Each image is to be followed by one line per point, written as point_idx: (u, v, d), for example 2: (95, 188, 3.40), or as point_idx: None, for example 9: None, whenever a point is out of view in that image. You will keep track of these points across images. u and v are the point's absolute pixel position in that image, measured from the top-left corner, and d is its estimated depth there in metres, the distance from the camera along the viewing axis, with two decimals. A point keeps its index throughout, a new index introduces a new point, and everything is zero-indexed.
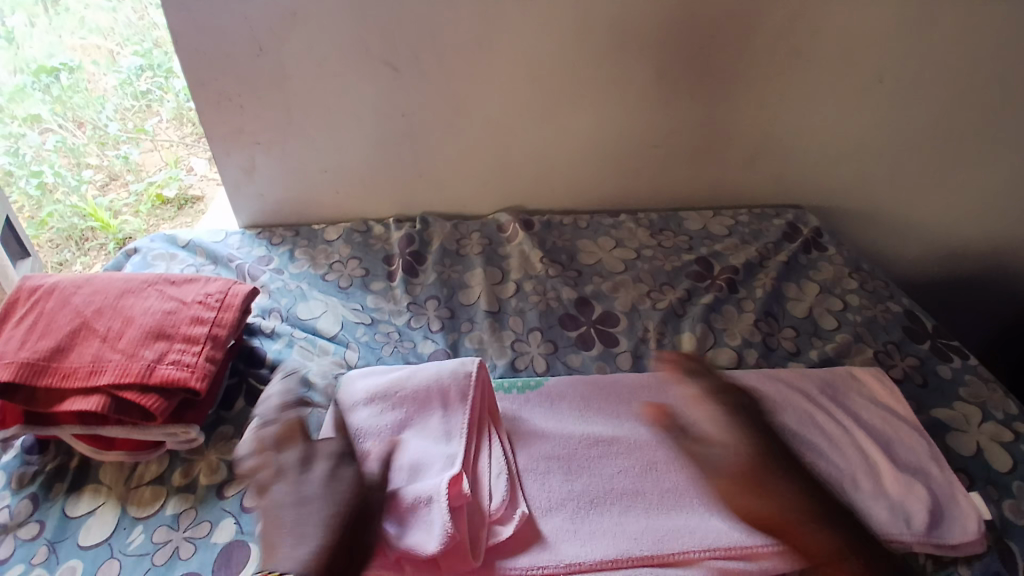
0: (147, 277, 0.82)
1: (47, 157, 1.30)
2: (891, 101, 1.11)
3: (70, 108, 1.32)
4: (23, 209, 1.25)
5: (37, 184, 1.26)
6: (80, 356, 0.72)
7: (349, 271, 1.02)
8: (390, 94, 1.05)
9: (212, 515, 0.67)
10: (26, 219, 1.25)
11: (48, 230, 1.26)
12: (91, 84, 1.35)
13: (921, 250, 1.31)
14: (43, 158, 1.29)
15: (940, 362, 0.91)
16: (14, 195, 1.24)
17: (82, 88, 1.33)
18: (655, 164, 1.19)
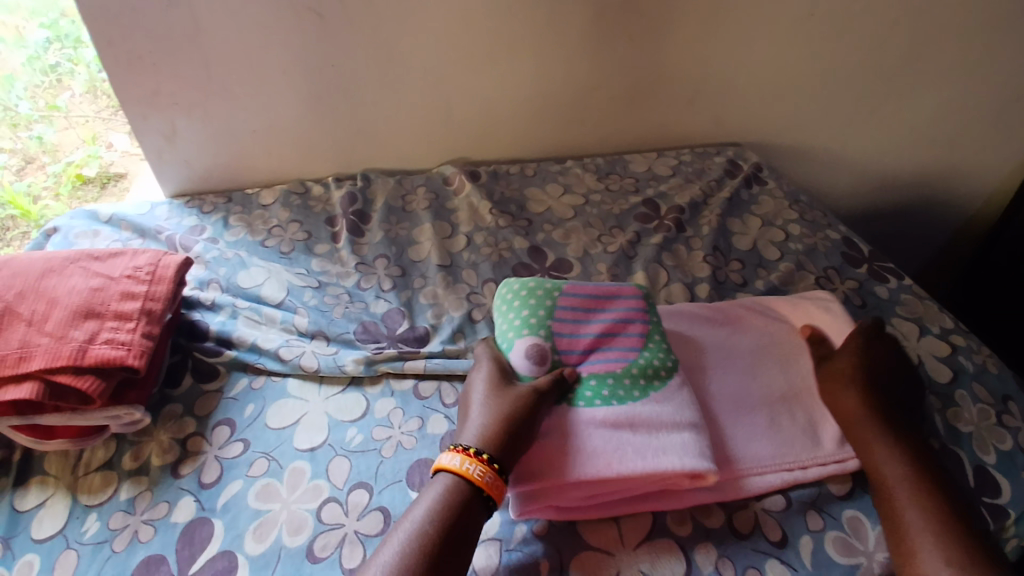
0: (68, 254, 0.75)
1: None
2: (824, 34, 1.12)
3: None
4: None
5: None
6: (4, 343, 0.66)
7: (290, 236, 0.97)
8: (316, 45, 0.99)
9: (170, 495, 0.64)
10: None
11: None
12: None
13: (854, 181, 1.36)
14: None
15: (877, 284, 0.95)
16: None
17: None
18: (598, 108, 1.17)
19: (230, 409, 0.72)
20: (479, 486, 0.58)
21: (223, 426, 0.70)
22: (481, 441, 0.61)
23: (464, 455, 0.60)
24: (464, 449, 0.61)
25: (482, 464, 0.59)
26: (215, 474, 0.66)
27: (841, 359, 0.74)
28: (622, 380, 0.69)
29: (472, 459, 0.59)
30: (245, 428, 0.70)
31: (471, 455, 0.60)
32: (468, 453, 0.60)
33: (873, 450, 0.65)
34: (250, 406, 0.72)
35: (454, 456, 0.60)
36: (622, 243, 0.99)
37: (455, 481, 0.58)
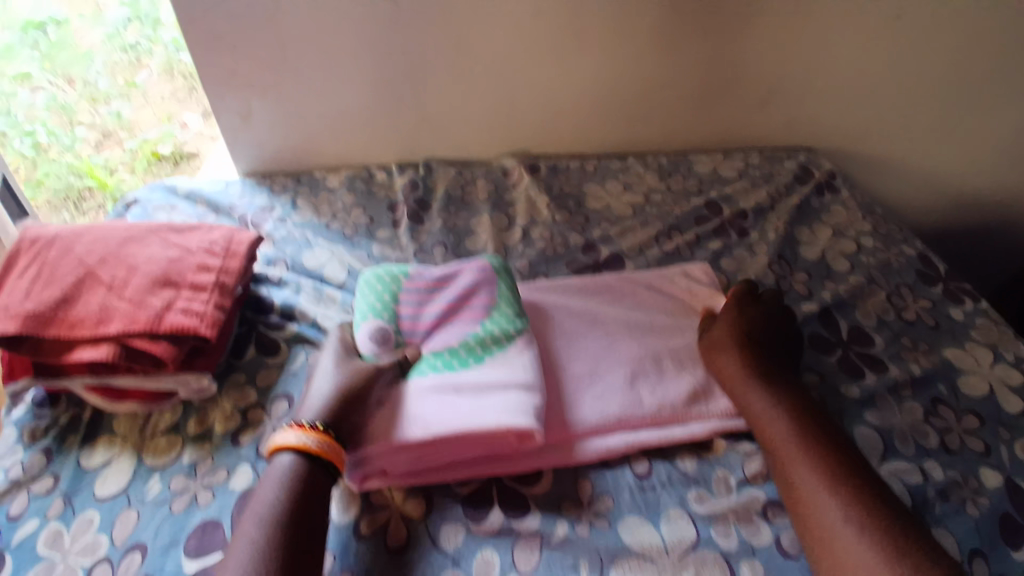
0: (149, 225, 0.80)
1: (38, 116, 1.28)
2: (913, 36, 1.06)
3: (58, 64, 1.32)
4: (18, 170, 1.22)
5: (31, 144, 1.25)
6: (86, 305, 0.71)
7: (354, 220, 1.00)
8: (386, 32, 1.01)
9: (229, 462, 0.68)
10: (23, 179, 1.23)
11: (45, 192, 1.24)
12: (77, 39, 1.36)
13: (935, 195, 1.28)
14: (35, 117, 1.28)
15: (952, 306, 0.90)
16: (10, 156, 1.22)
17: (68, 44, 1.34)
18: (664, 106, 1.15)
19: (289, 383, 0.75)
20: (320, 454, 0.60)
21: (282, 400, 0.73)
22: (314, 414, 0.63)
23: (300, 428, 0.61)
24: (305, 421, 0.62)
25: (319, 434, 0.61)
26: (272, 446, 0.69)
27: (725, 336, 0.76)
28: (458, 351, 0.72)
29: (310, 431, 0.61)
30: (303, 402, 0.73)
31: (311, 427, 0.61)
32: (307, 424, 0.62)
33: (768, 423, 0.67)
34: (308, 381, 0.75)
35: (283, 431, 0.62)
36: (681, 245, 0.97)
37: (289, 458, 0.60)
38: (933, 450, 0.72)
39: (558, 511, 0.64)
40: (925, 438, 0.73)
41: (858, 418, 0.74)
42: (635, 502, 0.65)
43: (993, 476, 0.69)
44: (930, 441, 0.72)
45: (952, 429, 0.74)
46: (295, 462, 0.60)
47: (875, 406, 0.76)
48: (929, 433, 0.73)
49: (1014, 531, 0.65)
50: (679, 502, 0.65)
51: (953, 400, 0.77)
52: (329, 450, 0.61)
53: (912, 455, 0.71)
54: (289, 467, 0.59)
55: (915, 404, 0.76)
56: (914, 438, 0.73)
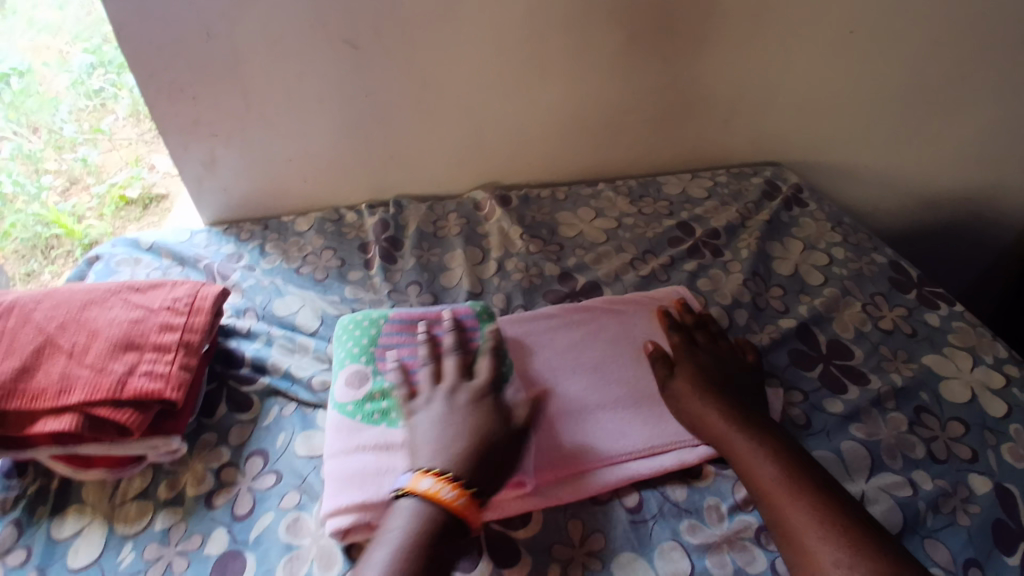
0: (110, 285, 0.77)
1: (3, 165, 1.19)
2: (864, 51, 1.09)
3: (24, 112, 1.21)
4: None
5: None
6: (46, 375, 0.68)
7: (325, 263, 0.99)
8: (350, 75, 1.00)
9: (203, 527, 0.65)
10: None
11: (11, 241, 1.16)
12: (43, 85, 1.23)
13: (899, 200, 1.31)
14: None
15: (927, 312, 0.91)
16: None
17: (34, 91, 1.22)
18: (630, 130, 1.16)
19: (263, 439, 0.72)
20: (455, 510, 0.57)
21: (256, 457, 0.71)
22: (448, 463, 0.60)
23: (437, 477, 0.58)
24: (429, 468, 0.59)
25: (457, 488, 0.57)
26: (248, 506, 0.66)
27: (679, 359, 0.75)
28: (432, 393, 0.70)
29: (445, 482, 0.58)
30: (277, 458, 0.70)
31: (443, 477, 0.58)
32: (437, 474, 0.58)
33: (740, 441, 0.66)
34: (281, 436, 0.73)
35: (417, 479, 0.58)
36: (656, 267, 0.97)
37: (426, 506, 0.57)
38: (922, 461, 0.71)
39: (550, 555, 0.61)
40: (912, 449, 0.72)
41: (843, 432, 0.74)
42: (626, 538, 0.63)
43: (981, 482, 0.69)
44: (917, 452, 0.72)
45: (938, 438, 0.74)
46: (428, 514, 0.57)
47: (861, 420, 0.75)
48: (915, 444, 0.73)
49: (1005, 539, 0.65)
50: (672, 534, 0.63)
51: (937, 408, 0.77)
52: (466, 508, 0.57)
53: (900, 468, 0.70)
54: (426, 513, 0.57)
55: (900, 414, 0.76)
56: (901, 450, 0.72)
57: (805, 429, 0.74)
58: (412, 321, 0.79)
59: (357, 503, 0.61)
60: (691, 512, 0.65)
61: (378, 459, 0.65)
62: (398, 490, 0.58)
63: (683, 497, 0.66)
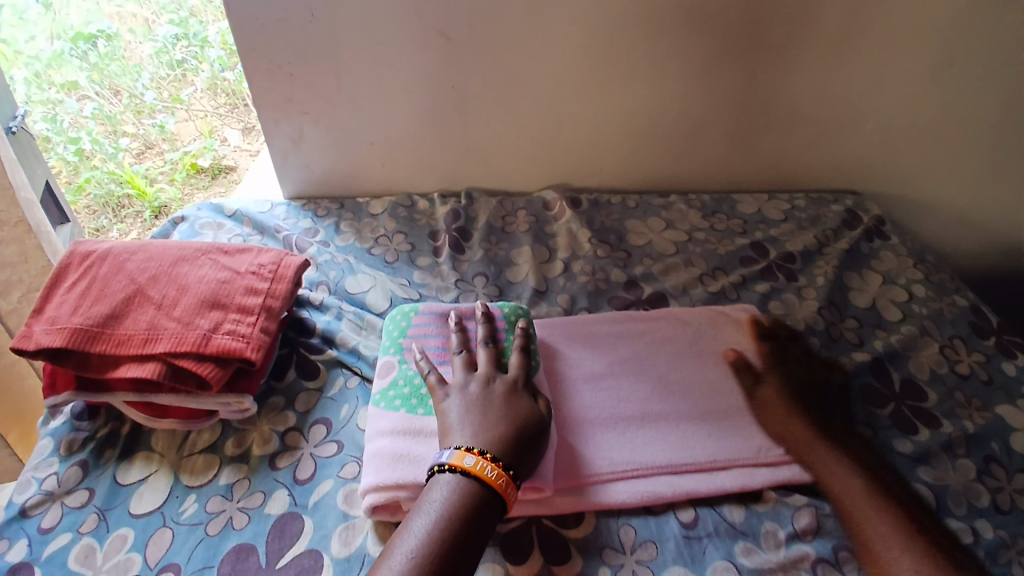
0: (200, 245, 0.81)
1: (84, 124, 1.31)
2: (967, 84, 1.05)
3: (109, 76, 1.34)
4: (60, 175, 1.29)
5: (75, 151, 1.29)
6: (134, 323, 0.72)
7: (396, 246, 1.01)
8: (439, 66, 1.02)
9: (265, 486, 0.67)
10: (65, 184, 1.29)
11: (85, 196, 1.29)
12: (126, 50, 1.36)
13: (988, 242, 1.24)
14: (81, 125, 1.31)
15: (1009, 361, 0.86)
16: (53, 161, 1.28)
17: (118, 55, 1.34)
18: (708, 144, 1.14)
19: (327, 408, 0.75)
20: (496, 490, 0.56)
21: (320, 425, 0.73)
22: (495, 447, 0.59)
23: (479, 454, 0.58)
24: (470, 447, 0.59)
25: (500, 469, 0.57)
26: (309, 472, 0.68)
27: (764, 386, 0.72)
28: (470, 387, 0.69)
29: (489, 462, 0.57)
30: (340, 429, 0.72)
31: (487, 457, 0.58)
32: (479, 453, 0.58)
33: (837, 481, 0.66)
34: (345, 408, 0.75)
35: (461, 456, 0.58)
36: (726, 285, 0.95)
37: (465, 482, 0.56)
38: (986, 509, 0.68)
39: (599, 559, 0.61)
40: (977, 498, 0.69)
41: (911, 474, 0.71)
42: (677, 552, 0.62)
43: None
44: (981, 500, 0.69)
45: (1005, 489, 0.70)
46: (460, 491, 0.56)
47: (929, 464, 0.72)
48: (981, 493, 0.69)
49: None
50: (726, 554, 0.62)
51: (1007, 459, 0.74)
52: (506, 487, 0.57)
53: (964, 515, 0.67)
54: (464, 489, 0.56)
55: (969, 461, 0.73)
56: (967, 499, 0.69)
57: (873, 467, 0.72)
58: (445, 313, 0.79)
59: (415, 481, 0.61)
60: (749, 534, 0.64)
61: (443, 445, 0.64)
62: (442, 464, 0.58)
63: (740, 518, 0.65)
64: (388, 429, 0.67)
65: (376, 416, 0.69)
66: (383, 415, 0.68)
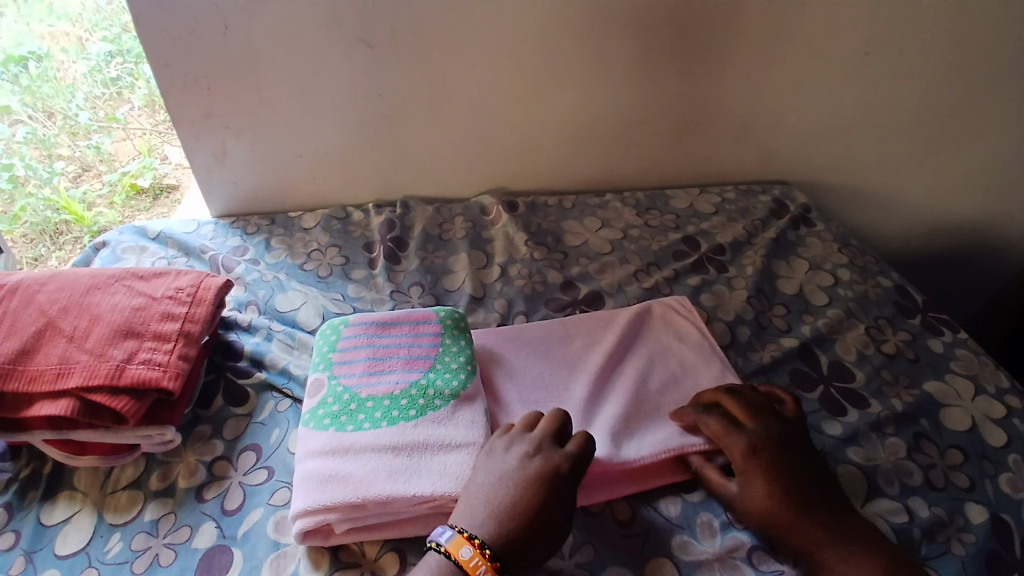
0: (114, 272, 0.78)
1: (17, 150, 1.20)
2: (876, 75, 1.09)
3: (41, 97, 1.20)
4: None
5: (7, 177, 1.18)
6: (45, 358, 0.68)
7: (329, 260, 0.99)
8: (364, 73, 1.01)
9: (192, 519, 0.64)
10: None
11: (21, 224, 1.20)
12: (60, 72, 1.23)
13: (910, 224, 1.30)
14: (13, 151, 1.20)
15: (931, 338, 0.90)
16: None
17: (51, 78, 1.21)
18: (638, 142, 1.16)
19: (257, 433, 0.72)
20: None
21: (249, 452, 0.70)
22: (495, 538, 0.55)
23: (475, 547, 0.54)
24: (470, 534, 0.55)
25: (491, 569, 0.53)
26: (238, 501, 0.66)
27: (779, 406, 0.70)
28: (399, 401, 0.67)
29: (484, 559, 0.54)
30: (270, 454, 0.70)
31: (483, 551, 0.54)
32: (478, 544, 0.55)
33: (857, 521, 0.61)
34: (276, 432, 0.72)
35: (457, 544, 0.55)
36: (659, 280, 0.97)
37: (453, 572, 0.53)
38: (917, 487, 0.70)
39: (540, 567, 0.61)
40: (909, 476, 0.71)
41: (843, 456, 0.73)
42: (615, 552, 0.62)
43: (978, 512, 0.68)
44: (914, 477, 0.71)
45: (936, 465, 0.73)
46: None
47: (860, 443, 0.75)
48: (913, 470, 0.72)
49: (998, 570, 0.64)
50: (664, 549, 0.63)
51: (936, 435, 0.77)
52: None
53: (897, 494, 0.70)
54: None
55: (899, 439, 0.75)
56: (899, 477, 0.71)
57: None
58: (380, 325, 0.76)
59: (343, 502, 0.59)
60: (683, 528, 0.64)
61: (373, 464, 0.62)
62: (438, 545, 0.55)
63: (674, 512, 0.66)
64: (319, 451, 0.63)
65: (305, 436, 0.66)
66: (314, 435, 0.65)
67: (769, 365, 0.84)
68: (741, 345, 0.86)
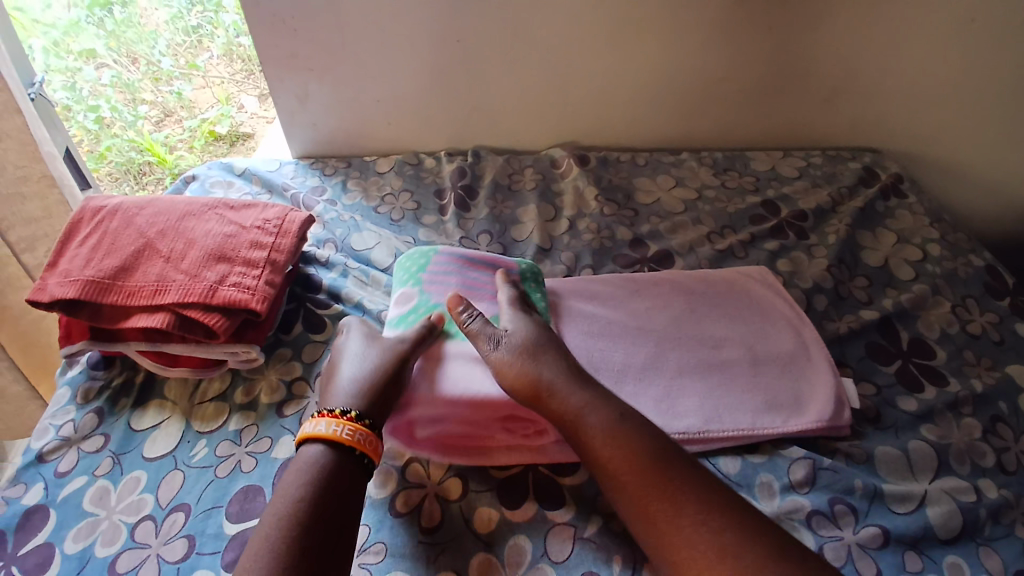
0: (207, 201, 0.82)
1: (103, 92, 1.32)
2: (993, 39, 1.00)
3: (124, 43, 1.35)
4: (82, 143, 1.32)
5: (94, 117, 1.31)
6: (145, 276, 0.73)
7: (402, 204, 1.01)
8: (442, 18, 1.00)
9: (273, 432, 0.69)
10: (86, 151, 1.32)
11: (106, 163, 1.33)
12: (143, 18, 1.38)
13: (1013, 205, 1.20)
14: (99, 93, 1.32)
15: (1022, 322, 0.84)
16: (74, 129, 1.30)
17: (135, 23, 1.36)
18: (719, 100, 1.11)
19: None
20: (346, 444, 0.57)
21: None
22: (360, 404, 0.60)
23: (330, 418, 0.58)
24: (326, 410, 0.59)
25: (343, 425, 0.57)
26: None
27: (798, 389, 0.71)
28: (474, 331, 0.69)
29: (335, 419, 0.58)
30: None
31: (335, 416, 0.58)
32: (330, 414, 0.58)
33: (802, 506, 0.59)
34: None
35: (315, 419, 0.58)
36: (733, 243, 0.94)
37: (322, 444, 0.57)
38: (989, 469, 0.67)
39: (593, 505, 0.62)
40: (982, 458, 0.68)
41: (911, 431, 0.70)
42: None
43: None
44: (987, 459, 0.68)
45: (1012, 450, 0.70)
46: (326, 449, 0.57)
47: (933, 421, 0.72)
48: (987, 452, 0.69)
49: None
50: None
51: (1016, 420, 0.72)
52: (361, 443, 0.57)
53: (967, 475, 0.67)
54: (326, 450, 0.56)
55: (975, 421, 0.72)
56: (970, 457, 0.68)
57: (873, 422, 0.72)
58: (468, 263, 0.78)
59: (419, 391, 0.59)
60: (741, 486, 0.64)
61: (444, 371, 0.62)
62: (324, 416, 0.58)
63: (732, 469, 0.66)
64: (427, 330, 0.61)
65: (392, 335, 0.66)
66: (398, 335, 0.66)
67: (845, 336, 0.81)
68: (816, 313, 0.84)
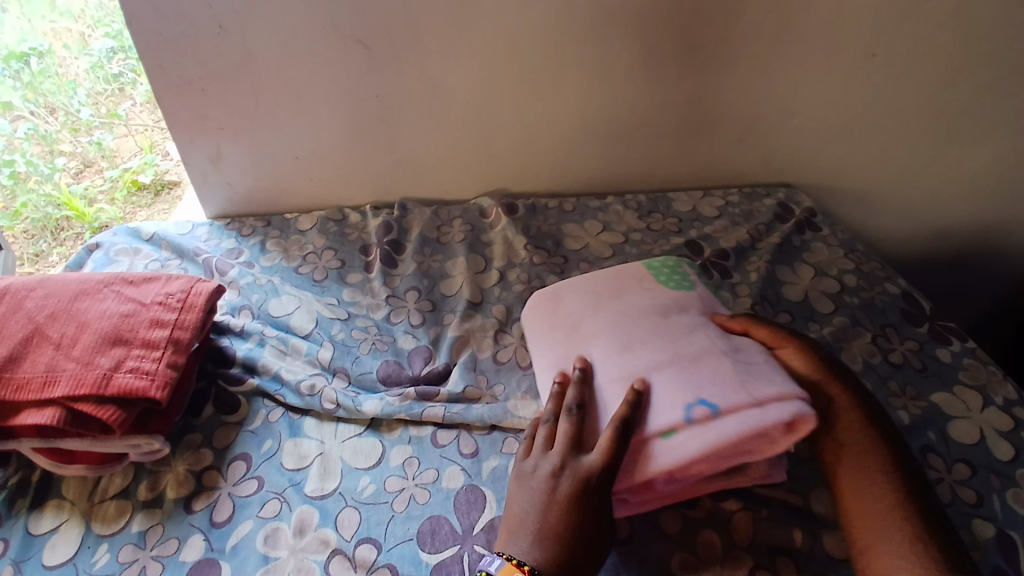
0: (103, 277, 0.76)
1: (18, 146, 1.16)
2: (883, 81, 1.07)
3: (42, 93, 1.17)
4: None
5: (7, 173, 1.14)
6: (32, 366, 0.67)
7: (325, 263, 0.97)
8: (360, 74, 0.99)
9: (180, 531, 0.63)
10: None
11: (22, 221, 1.16)
12: (61, 68, 1.20)
13: (916, 231, 1.28)
14: (14, 146, 1.16)
15: (937, 347, 0.88)
16: None
17: (53, 73, 1.18)
18: (639, 144, 1.14)
19: (248, 443, 0.71)
20: None
21: (239, 462, 0.69)
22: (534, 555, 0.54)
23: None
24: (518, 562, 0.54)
25: None
26: (227, 513, 0.64)
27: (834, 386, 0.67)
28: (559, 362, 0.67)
29: None
30: (261, 463, 0.69)
31: None
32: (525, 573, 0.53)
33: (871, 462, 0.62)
34: (268, 441, 0.71)
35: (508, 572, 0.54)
36: None
37: None
38: None
39: None
40: None
41: None
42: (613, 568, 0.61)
43: (985, 527, 0.66)
44: None
45: (943, 480, 0.71)
46: None
47: None
48: None
49: None
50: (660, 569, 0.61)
51: (943, 448, 0.75)
52: None
53: None
54: None
55: None
56: None
57: None
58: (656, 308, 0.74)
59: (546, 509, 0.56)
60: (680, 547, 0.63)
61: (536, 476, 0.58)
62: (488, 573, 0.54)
63: (671, 528, 0.64)
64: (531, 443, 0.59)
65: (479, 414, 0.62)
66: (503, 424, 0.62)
67: None
68: None
